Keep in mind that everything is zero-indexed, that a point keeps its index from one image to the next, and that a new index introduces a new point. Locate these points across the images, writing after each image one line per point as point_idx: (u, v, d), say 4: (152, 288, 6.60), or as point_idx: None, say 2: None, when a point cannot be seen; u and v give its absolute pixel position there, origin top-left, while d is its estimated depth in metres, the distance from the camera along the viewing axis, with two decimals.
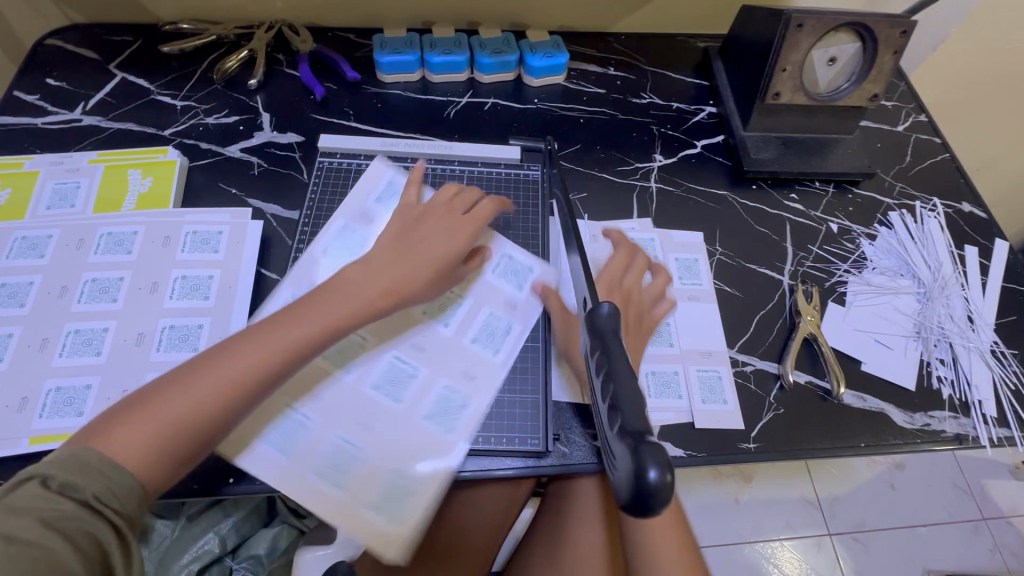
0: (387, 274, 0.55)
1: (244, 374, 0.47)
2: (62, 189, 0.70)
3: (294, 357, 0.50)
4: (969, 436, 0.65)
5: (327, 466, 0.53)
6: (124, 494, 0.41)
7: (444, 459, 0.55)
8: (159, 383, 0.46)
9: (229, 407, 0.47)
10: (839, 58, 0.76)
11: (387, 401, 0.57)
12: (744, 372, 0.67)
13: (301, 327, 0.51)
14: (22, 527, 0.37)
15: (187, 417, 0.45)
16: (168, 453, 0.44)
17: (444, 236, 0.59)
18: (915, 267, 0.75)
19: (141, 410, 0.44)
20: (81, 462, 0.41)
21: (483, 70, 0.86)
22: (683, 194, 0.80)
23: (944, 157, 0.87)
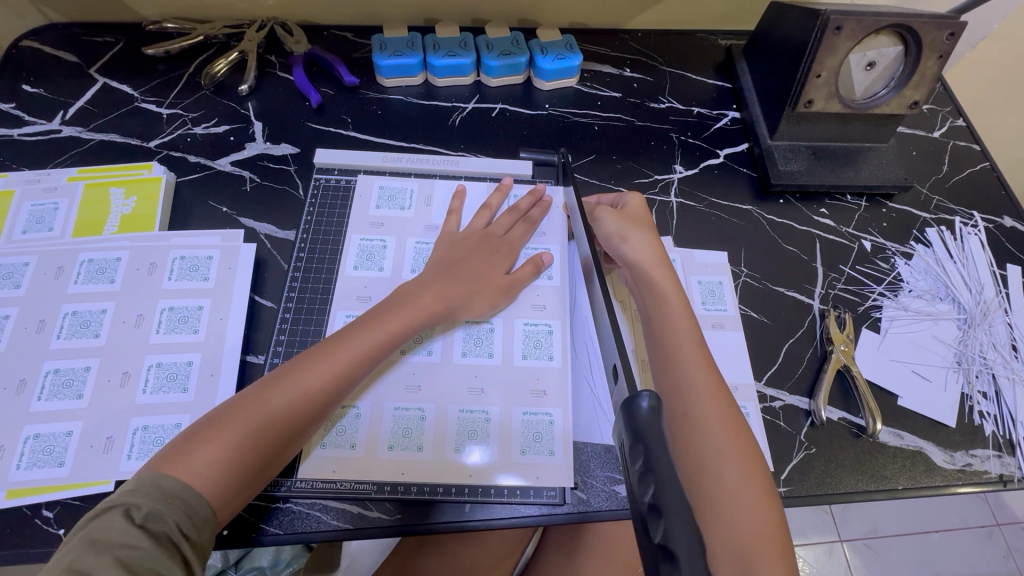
0: (439, 292, 0.56)
1: (314, 387, 0.49)
2: (39, 211, 0.65)
3: (357, 368, 0.51)
4: (1013, 476, 0.61)
5: (398, 437, 0.54)
6: (200, 523, 0.42)
7: (495, 452, 0.54)
8: (223, 409, 0.47)
9: (296, 421, 0.48)
10: (879, 63, 0.70)
11: (442, 383, 0.57)
12: (772, 408, 0.63)
13: (363, 338, 0.52)
14: (101, 565, 0.37)
15: (258, 435, 0.46)
16: (235, 480, 0.44)
17: (489, 260, 0.61)
18: (955, 289, 0.70)
19: (215, 429, 0.45)
20: (161, 489, 0.41)
21: (490, 74, 0.80)
22: (705, 209, 0.75)
23: (984, 166, 0.82)
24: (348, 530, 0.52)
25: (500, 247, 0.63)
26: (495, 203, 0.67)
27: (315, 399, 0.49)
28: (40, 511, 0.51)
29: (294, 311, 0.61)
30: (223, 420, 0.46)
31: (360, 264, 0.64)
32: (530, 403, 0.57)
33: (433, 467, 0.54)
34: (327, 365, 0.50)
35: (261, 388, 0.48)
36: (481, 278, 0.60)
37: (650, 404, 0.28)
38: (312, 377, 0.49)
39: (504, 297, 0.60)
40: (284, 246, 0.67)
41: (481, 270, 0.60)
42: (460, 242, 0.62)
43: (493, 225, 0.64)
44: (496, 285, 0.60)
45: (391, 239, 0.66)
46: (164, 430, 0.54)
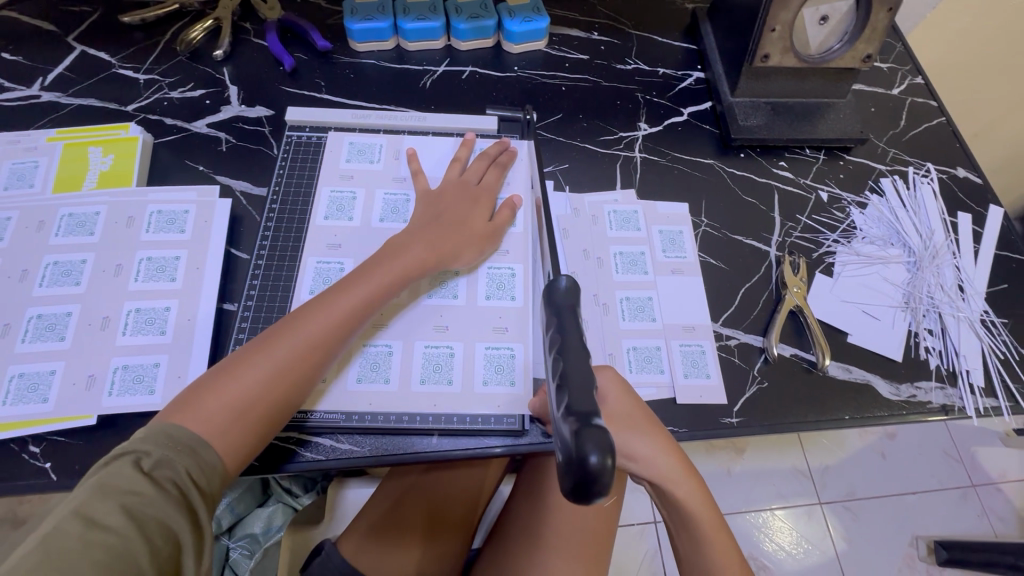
0: (425, 246, 0.59)
1: (310, 340, 0.51)
2: (20, 169, 0.67)
3: (351, 322, 0.53)
4: (955, 406, 0.64)
5: (367, 370, 0.58)
6: (209, 471, 0.44)
7: (460, 385, 0.58)
8: (227, 363, 0.50)
9: (296, 376, 0.50)
10: (832, 17, 0.72)
11: (409, 321, 0.60)
12: (728, 346, 0.66)
13: (356, 293, 0.54)
14: (106, 511, 0.39)
15: (259, 388, 0.48)
16: (242, 427, 0.47)
17: (470, 208, 0.64)
18: (905, 235, 0.73)
19: (220, 383, 0.48)
20: (171, 436, 0.44)
21: (459, 37, 0.82)
22: (669, 163, 0.78)
23: (940, 121, 0.84)
24: (317, 460, 0.55)
25: (479, 195, 0.65)
26: (464, 155, 0.69)
27: (313, 350, 0.51)
28: (27, 446, 0.54)
29: (267, 260, 0.64)
30: (227, 373, 0.49)
31: (331, 214, 0.66)
32: (492, 339, 0.60)
33: (399, 398, 0.57)
34: (323, 319, 0.52)
35: (263, 342, 0.51)
36: (464, 224, 0.62)
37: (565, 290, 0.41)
38: (308, 330, 0.51)
39: (488, 244, 0.63)
40: (258, 202, 0.69)
41: (463, 216, 0.63)
42: (438, 198, 0.64)
43: (465, 175, 0.67)
44: (478, 231, 0.63)
45: (360, 191, 0.68)
46: (143, 369, 0.57)
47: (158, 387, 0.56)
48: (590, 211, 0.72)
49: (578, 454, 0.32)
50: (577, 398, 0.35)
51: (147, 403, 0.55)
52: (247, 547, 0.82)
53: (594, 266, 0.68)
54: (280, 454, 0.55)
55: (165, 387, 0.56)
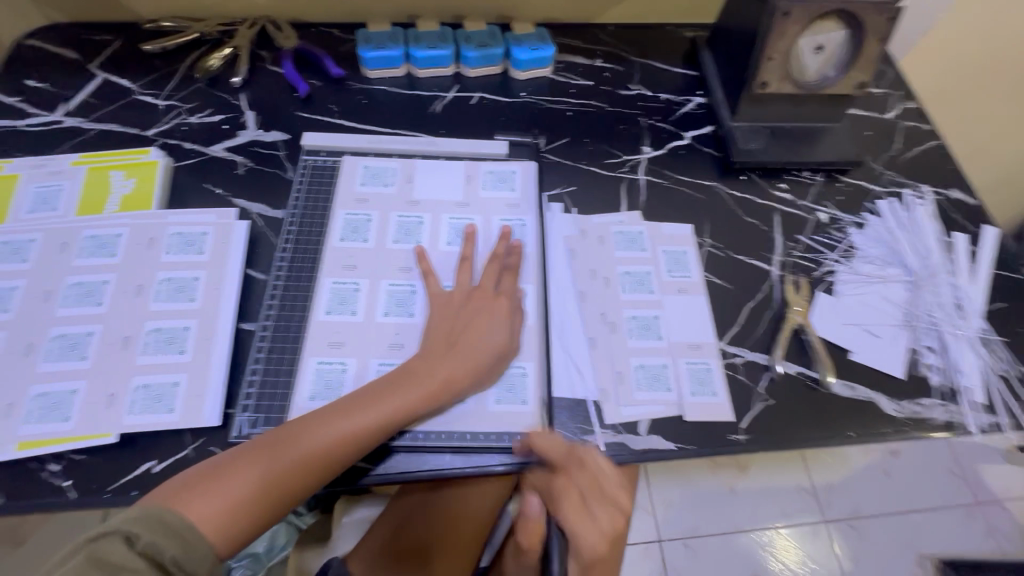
0: (443, 368, 0.58)
1: (306, 459, 0.52)
2: (44, 192, 0.69)
3: (351, 446, 0.53)
4: (958, 423, 0.65)
5: None
6: (193, 558, 0.46)
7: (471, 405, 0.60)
8: (232, 457, 0.51)
9: (285, 490, 0.51)
10: (827, 46, 0.75)
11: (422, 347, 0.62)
12: (733, 363, 0.67)
13: (362, 417, 0.54)
14: None
15: (248, 498, 0.49)
16: (237, 527, 0.49)
17: (489, 322, 0.62)
18: (903, 255, 0.75)
19: (212, 484, 0.49)
20: (164, 524, 0.46)
21: (468, 65, 0.85)
22: (672, 186, 0.80)
23: (933, 144, 0.87)
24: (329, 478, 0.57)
25: (498, 304, 0.63)
26: (470, 253, 0.67)
27: (315, 466, 0.52)
28: (47, 464, 0.55)
29: (284, 281, 0.66)
30: (226, 475, 0.50)
31: (346, 235, 0.68)
32: None
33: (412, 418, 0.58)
34: (324, 437, 0.52)
35: (266, 445, 0.52)
36: (473, 339, 0.60)
37: None
38: (308, 444, 0.52)
39: (483, 370, 0.59)
40: (275, 224, 0.71)
41: (476, 328, 0.61)
42: (450, 305, 0.63)
43: (480, 283, 0.65)
44: (479, 345, 0.60)
45: (375, 213, 0.70)
46: (164, 387, 0.58)
47: (178, 404, 0.57)
48: (597, 232, 0.74)
49: None
50: None
51: (168, 420, 0.57)
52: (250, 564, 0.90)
53: (601, 286, 0.70)
54: None
55: (186, 404, 0.58)
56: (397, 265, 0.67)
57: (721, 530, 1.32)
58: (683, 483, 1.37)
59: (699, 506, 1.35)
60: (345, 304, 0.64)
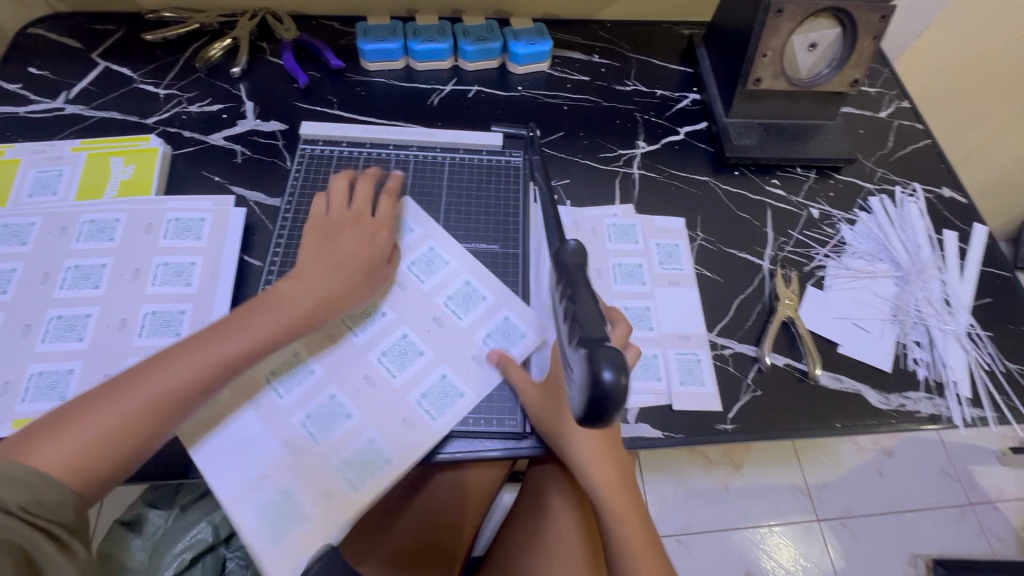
0: (308, 296, 0.57)
1: (168, 391, 0.49)
2: (44, 177, 0.70)
3: (217, 376, 0.52)
4: (943, 416, 0.66)
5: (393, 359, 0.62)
6: (50, 506, 0.43)
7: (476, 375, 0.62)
8: (82, 401, 0.48)
9: (153, 425, 0.49)
10: (820, 44, 0.76)
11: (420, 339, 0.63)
12: (722, 355, 0.68)
13: (214, 351, 0.52)
14: None
15: (111, 433, 0.47)
16: (99, 467, 0.46)
17: (365, 242, 0.62)
18: (893, 251, 0.76)
19: (63, 428, 0.46)
20: (5, 475, 0.42)
21: (465, 58, 0.86)
22: (665, 180, 0.81)
23: (926, 143, 0.88)
24: None
25: (359, 220, 0.64)
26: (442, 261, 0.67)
27: (195, 386, 0.50)
28: None
29: (279, 267, 0.66)
30: (96, 406, 0.47)
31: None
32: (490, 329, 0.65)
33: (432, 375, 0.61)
34: (174, 372, 0.50)
35: (119, 384, 0.49)
36: (338, 260, 0.60)
37: (573, 245, 0.43)
38: (166, 379, 0.49)
39: (365, 285, 0.61)
40: (272, 212, 0.72)
41: (340, 253, 0.61)
42: (329, 226, 0.63)
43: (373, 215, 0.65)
44: (356, 271, 0.61)
45: None
46: None
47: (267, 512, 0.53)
48: (590, 225, 0.75)
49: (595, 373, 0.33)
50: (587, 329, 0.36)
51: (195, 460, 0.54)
52: (244, 558, 0.85)
53: (594, 277, 0.71)
54: None
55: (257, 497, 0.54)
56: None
57: (714, 527, 1.33)
58: (679, 481, 1.37)
59: (694, 502, 1.35)
60: None
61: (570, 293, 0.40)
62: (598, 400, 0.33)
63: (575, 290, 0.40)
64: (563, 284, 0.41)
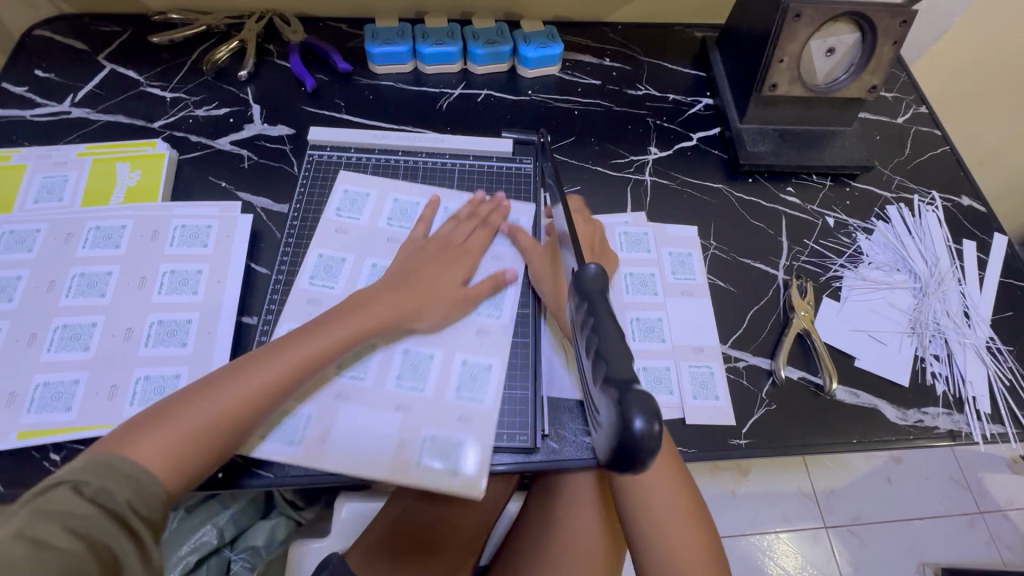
0: (392, 300, 0.59)
1: (264, 385, 0.51)
2: (50, 182, 0.69)
3: (309, 370, 0.53)
4: (962, 432, 0.65)
5: (404, 372, 0.60)
6: (149, 500, 0.44)
7: (481, 404, 0.59)
8: (182, 395, 0.49)
9: (248, 418, 0.50)
10: (838, 49, 0.74)
11: (413, 389, 0.59)
12: (736, 368, 0.67)
13: (309, 344, 0.54)
14: (51, 534, 0.38)
15: (209, 425, 0.48)
16: (193, 460, 0.47)
17: (448, 269, 0.64)
18: (911, 261, 0.74)
19: (164, 419, 0.47)
20: (110, 468, 0.43)
21: (475, 61, 0.85)
22: (678, 187, 0.80)
23: (945, 150, 0.86)
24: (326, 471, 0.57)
25: (458, 256, 0.66)
26: (428, 215, 0.69)
27: (285, 379, 0.52)
28: (47, 454, 0.55)
29: (286, 276, 0.66)
30: (181, 405, 0.48)
31: (344, 208, 0.70)
32: (476, 351, 0.62)
33: (434, 408, 0.59)
34: (272, 367, 0.52)
35: (217, 379, 0.50)
36: (437, 293, 0.62)
37: (592, 271, 0.41)
38: (262, 374, 0.51)
39: (457, 307, 0.63)
40: (279, 219, 0.71)
41: (434, 278, 0.62)
42: (420, 250, 0.66)
43: (449, 235, 0.67)
44: (450, 295, 0.63)
45: (373, 192, 0.72)
46: (164, 380, 0.58)
47: (426, 457, 0.56)
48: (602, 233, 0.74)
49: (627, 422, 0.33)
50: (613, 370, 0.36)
51: (290, 453, 0.55)
52: (248, 560, 0.87)
53: None
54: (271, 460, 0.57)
55: (411, 454, 0.56)
56: (384, 242, 0.69)
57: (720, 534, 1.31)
58: None
59: None
60: (330, 274, 0.66)
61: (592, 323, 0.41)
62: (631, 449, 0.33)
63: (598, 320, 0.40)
64: (584, 309, 0.42)
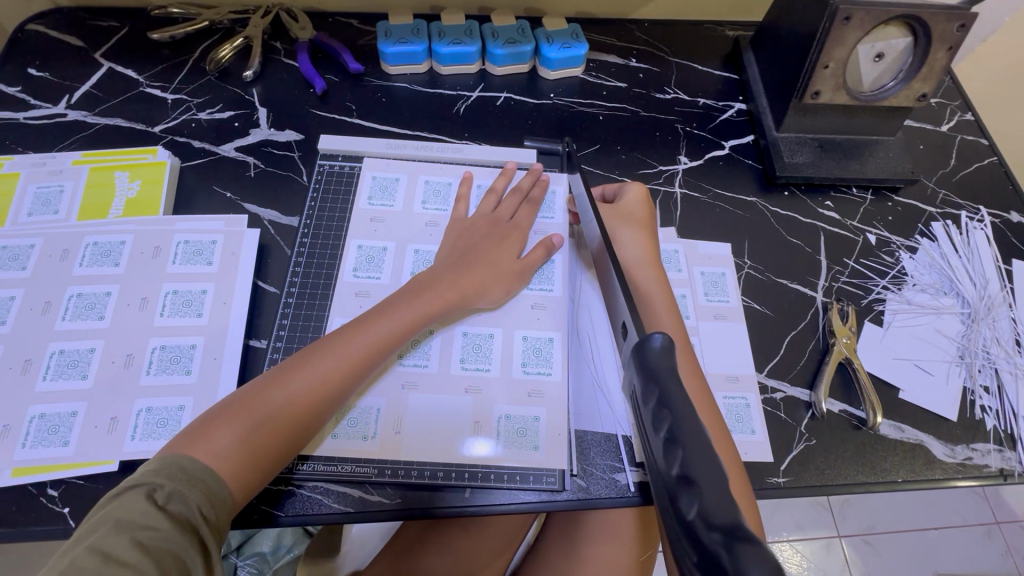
0: (453, 281, 0.57)
1: (334, 373, 0.49)
2: (45, 194, 0.65)
3: (377, 356, 0.52)
4: (1013, 471, 0.61)
5: (469, 354, 0.59)
6: (220, 505, 0.42)
7: (549, 381, 0.58)
8: (252, 386, 0.48)
9: (319, 408, 0.48)
10: (888, 54, 0.69)
11: (479, 370, 0.58)
12: (773, 399, 0.63)
13: (376, 330, 0.52)
14: (120, 546, 0.37)
15: (280, 417, 0.46)
16: (264, 457, 0.45)
17: (501, 245, 0.62)
18: (959, 284, 0.70)
19: (236, 413, 0.45)
20: (184, 470, 0.41)
21: (494, 62, 0.80)
22: (710, 201, 0.75)
23: (992, 161, 0.81)
24: (338, 511, 0.53)
25: (510, 230, 0.63)
26: (465, 193, 0.67)
27: (355, 369, 0.50)
28: (45, 490, 0.52)
29: (297, 296, 0.62)
30: (246, 402, 0.46)
31: (375, 196, 0.67)
32: (532, 326, 0.61)
33: (501, 387, 0.58)
34: (342, 354, 0.50)
35: (286, 369, 0.49)
36: (494, 267, 0.60)
37: (660, 342, 0.35)
38: (331, 362, 0.49)
39: (518, 281, 0.61)
40: (287, 233, 0.67)
41: (494, 256, 0.60)
42: (469, 229, 0.63)
43: (499, 210, 0.65)
44: (509, 269, 0.60)
45: (403, 175, 0.69)
46: (167, 412, 0.54)
47: (505, 437, 0.55)
48: None
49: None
50: (707, 502, 0.26)
51: (367, 449, 0.54)
52: (256, 565, 0.85)
53: None
54: (283, 494, 0.53)
55: (489, 434, 0.55)
56: (423, 226, 0.66)
57: None
58: None
59: None
60: (373, 265, 0.63)
61: (663, 412, 0.31)
62: None
63: (673, 413, 0.31)
64: (653, 392, 0.33)
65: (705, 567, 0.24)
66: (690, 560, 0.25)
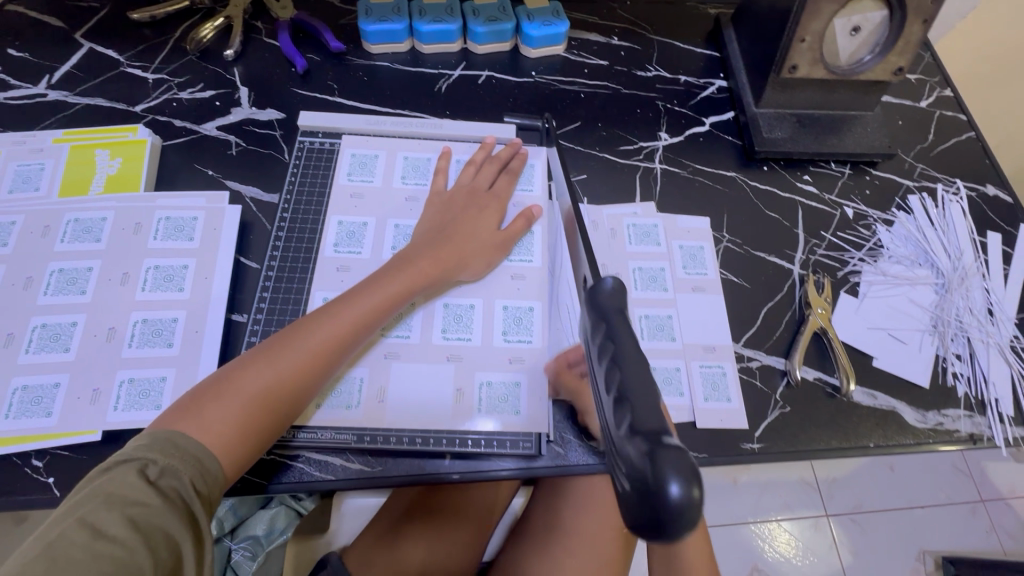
0: (433, 255, 0.58)
1: (319, 349, 0.50)
2: (26, 171, 0.66)
3: (362, 331, 0.52)
4: (983, 436, 0.62)
5: (451, 325, 0.60)
6: (210, 480, 0.43)
7: (528, 350, 0.59)
8: (238, 363, 0.48)
9: (306, 384, 0.49)
10: (864, 28, 0.69)
11: (460, 339, 0.59)
12: (749, 367, 0.64)
13: (359, 306, 0.53)
14: (111, 522, 0.37)
15: (268, 393, 0.47)
16: (253, 432, 0.46)
17: (479, 217, 0.62)
18: (934, 256, 0.71)
19: (224, 389, 0.46)
20: (175, 445, 0.42)
21: (476, 40, 0.80)
22: (690, 176, 0.76)
23: (969, 136, 0.82)
24: (324, 479, 0.54)
25: (489, 203, 0.64)
26: (444, 166, 0.67)
27: (339, 343, 0.51)
28: (30, 460, 0.52)
29: (277, 270, 0.62)
30: (234, 377, 0.47)
31: (354, 172, 0.68)
32: (513, 296, 0.62)
33: (480, 357, 0.59)
34: (326, 330, 0.50)
35: (272, 345, 0.49)
36: (474, 239, 0.61)
37: (611, 285, 0.34)
38: (315, 338, 0.50)
39: (497, 254, 0.62)
40: (269, 210, 0.67)
41: (475, 228, 0.61)
42: (448, 202, 0.64)
43: (478, 182, 0.65)
44: (488, 240, 0.61)
45: (382, 152, 0.70)
46: (149, 383, 0.55)
47: (486, 404, 0.56)
48: (609, 225, 0.70)
49: (656, 487, 0.25)
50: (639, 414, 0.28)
51: (350, 418, 0.55)
52: (250, 548, 0.82)
53: None
54: (268, 465, 0.54)
55: (470, 402, 0.56)
56: (404, 202, 0.67)
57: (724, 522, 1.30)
58: None
59: None
60: (353, 241, 0.64)
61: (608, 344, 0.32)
62: (659, 522, 0.25)
63: (617, 344, 0.32)
64: (599, 327, 0.33)
65: (633, 477, 0.26)
66: (621, 471, 0.27)
